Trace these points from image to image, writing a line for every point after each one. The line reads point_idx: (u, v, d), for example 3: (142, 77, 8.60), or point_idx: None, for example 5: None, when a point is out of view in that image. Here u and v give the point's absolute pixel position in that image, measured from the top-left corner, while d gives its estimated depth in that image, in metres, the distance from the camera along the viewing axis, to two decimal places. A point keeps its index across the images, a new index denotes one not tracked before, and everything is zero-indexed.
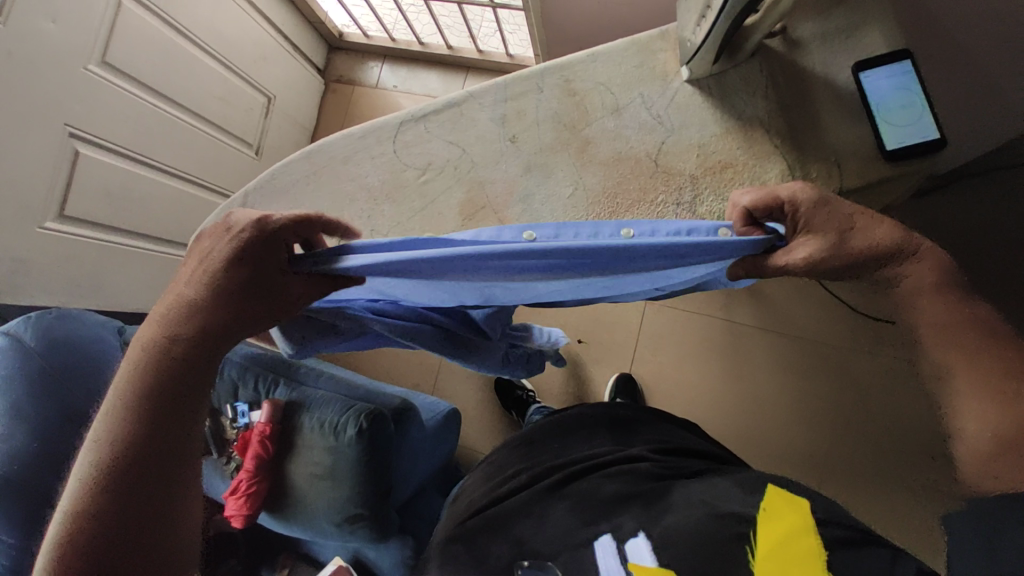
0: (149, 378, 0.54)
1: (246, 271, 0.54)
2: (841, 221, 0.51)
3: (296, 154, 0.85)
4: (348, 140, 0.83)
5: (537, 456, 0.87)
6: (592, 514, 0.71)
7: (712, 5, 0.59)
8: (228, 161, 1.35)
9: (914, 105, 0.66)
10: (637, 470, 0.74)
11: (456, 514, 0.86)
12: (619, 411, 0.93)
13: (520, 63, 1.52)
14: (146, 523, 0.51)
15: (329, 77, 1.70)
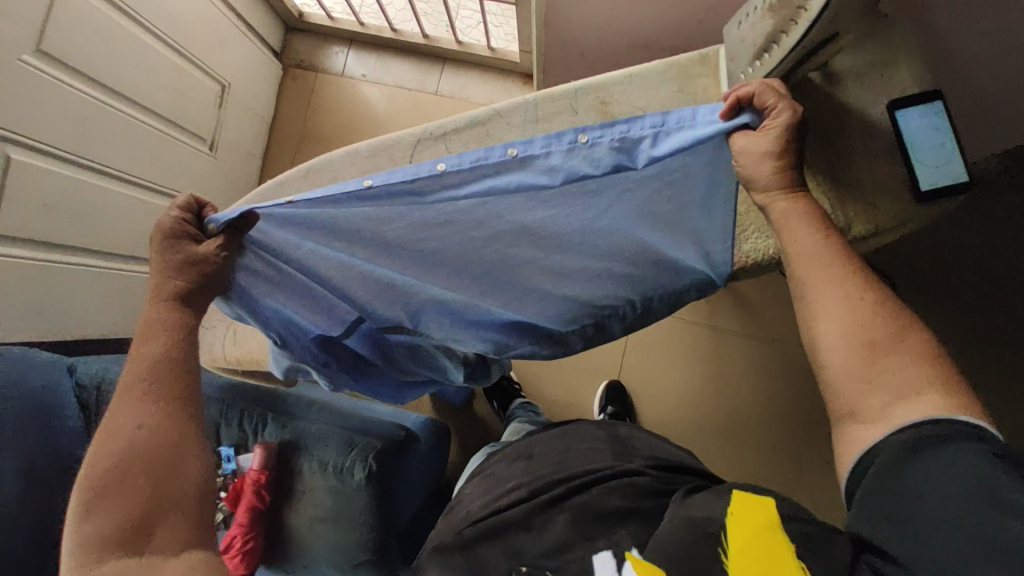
0: (162, 332, 0.57)
1: (175, 261, 0.56)
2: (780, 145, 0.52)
3: (293, 172, 0.75)
4: (355, 158, 0.74)
5: (538, 467, 0.82)
6: (590, 529, 0.68)
7: (781, 43, 0.57)
8: (177, 160, 1.19)
9: (942, 146, 0.65)
10: (640, 484, 0.71)
11: (452, 521, 0.81)
12: (617, 430, 0.91)
13: (502, 56, 1.44)
14: (148, 472, 0.53)
15: (289, 61, 1.53)
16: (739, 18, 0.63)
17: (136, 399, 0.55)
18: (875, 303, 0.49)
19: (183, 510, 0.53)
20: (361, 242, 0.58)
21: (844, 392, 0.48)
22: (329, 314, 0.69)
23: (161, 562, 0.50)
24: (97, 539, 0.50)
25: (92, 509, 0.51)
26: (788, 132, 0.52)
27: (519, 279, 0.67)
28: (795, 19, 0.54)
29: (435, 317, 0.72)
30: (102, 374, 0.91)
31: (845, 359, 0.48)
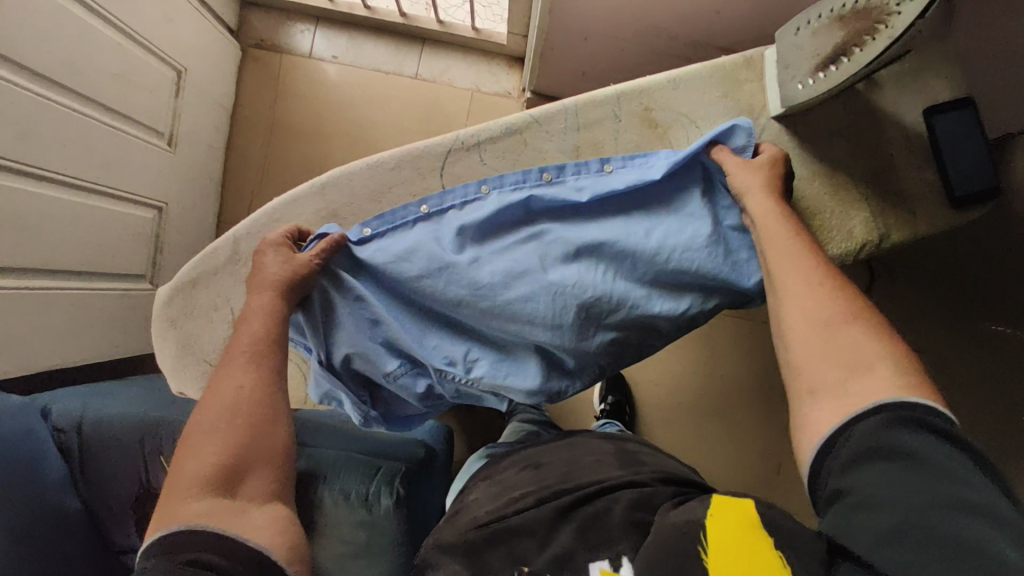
0: (260, 312, 0.63)
1: (285, 259, 0.66)
2: (776, 167, 0.64)
3: (316, 187, 0.71)
4: (387, 170, 0.70)
5: (543, 474, 0.74)
6: (597, 541, 0.61)
7: (852, 57, 0.56)
8: (137, 161, 1.05)
9: (972, 154, 0.65)
10: (651, 498, 0.64)
11: (454, 529, 0.70)
12: (625, 444, 0.80)
13: (488, 38, 1.34)
14: (249, 429, 0.58)
15: (247, 41, 1.38)
16: (797, 25, 0.62)
17: (242, 359, 0.61)
18: (830, 288, 0.55)
19: (266, 464, 0.58)
20: (422, 248, 0.66)
21: (800, 370, 0.54)
22: (375, 342, 0.68)
23: (247, 508, 0.54)
24: (189, 482, 0.54)
25: (192, 451, 0.56)
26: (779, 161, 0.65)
27: (563, 293, 0.63)
28: (872, 33, 0.53)
29: (479, 347, 0.68)
30: (82, 414, 0.81)
31: (800, 338, 0.54)
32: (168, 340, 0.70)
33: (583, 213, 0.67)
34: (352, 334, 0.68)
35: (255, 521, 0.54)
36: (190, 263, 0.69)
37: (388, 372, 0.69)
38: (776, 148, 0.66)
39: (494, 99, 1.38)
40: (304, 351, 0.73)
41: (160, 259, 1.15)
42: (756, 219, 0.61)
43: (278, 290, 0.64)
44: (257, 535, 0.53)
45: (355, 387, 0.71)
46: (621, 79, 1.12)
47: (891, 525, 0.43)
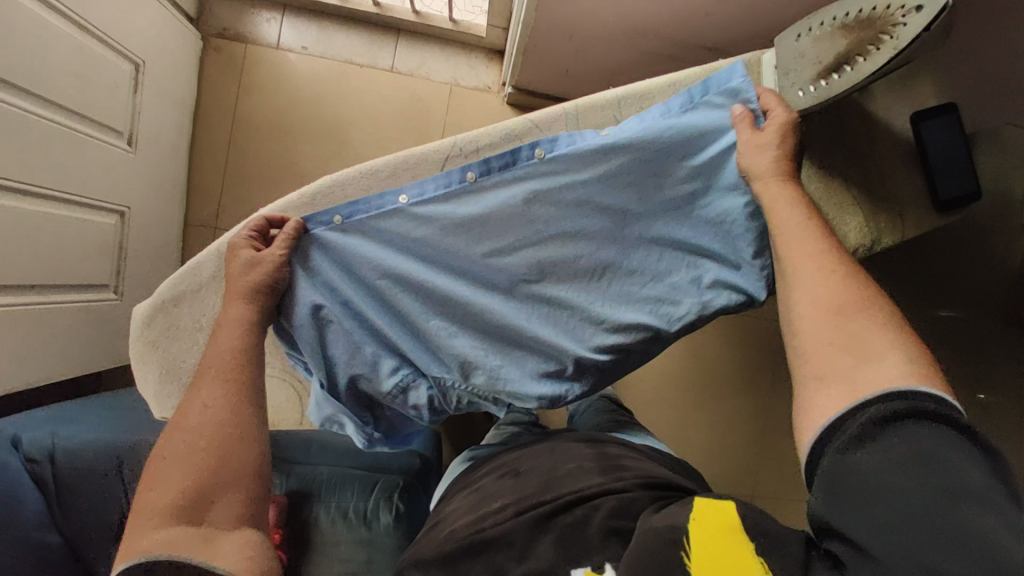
0: (237, 325, 0.61)
1: (248, 261, 0.62)
2: (787, 141, 0.59)
3: (311, 203, 0.66)
4: (371, 179, 0.65)
5: (523, 480, 0.71)
6: (575, 552, 0.60)
7: (854, 66, 0.56)
8: (94, 164, 0.98)
9: (958, 160, 0.68)
10: (632, 503, 0.61)
11: (434, 541, 0.68)
12: (606, 447, 0.77)
13: (466, 29, 1.31)
14: (219, 453, 0.56)
15: (208, 30, 1.30)
16: (797, 31, 0.61)
17: (219, 378, 0.59)
18: (842, 276, 0.53)
19: (241, 487, 0.56)
20: (411, 250, 0.65)
21: (810, 356, 0.51)
22: (370, 353, 0.67)
23: (216, 535, 0.52)
24: (156, 511, 0.52)
25: (159, 482, 0.54)
26: (791, 129, 0.59)
27: (560, 306, 0.67)
28: (877, 44, 0.54)
29: (475, 353, 0.67)
30: (53, 442, 0.75)
31: (812, 326, 0.52)
32: (151, 363, 0.65)
33: (578, 200, 0.64)
34: (349, 350, 0.67)
35: (225, 548, 0.52)
36: (169, 279, 0.64)
37: (393, 390, 0.68)
38: (791, 113, 0.59)
39: (473, 92, 1.35)
40: (303, 373, 0.70)
41: (125, 268, 1.08)
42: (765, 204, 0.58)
43: (245, 296, 0.61)
44: (225, 562, 0.51)
45: (359, 408, 0.71)
46: (606, 75, 1.10)
47: (890, 527, 0.40)
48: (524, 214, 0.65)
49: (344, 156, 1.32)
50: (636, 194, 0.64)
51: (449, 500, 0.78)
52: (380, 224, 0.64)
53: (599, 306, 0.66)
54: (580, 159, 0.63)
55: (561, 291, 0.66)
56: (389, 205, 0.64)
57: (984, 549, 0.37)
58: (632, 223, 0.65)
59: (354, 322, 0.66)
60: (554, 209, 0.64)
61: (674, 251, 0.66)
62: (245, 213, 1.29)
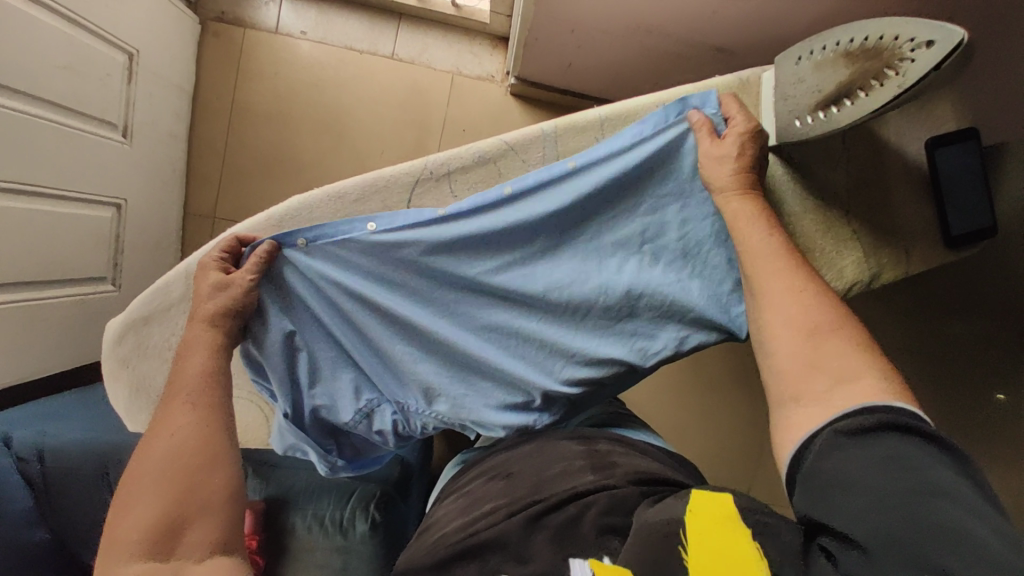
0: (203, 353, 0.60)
1: (218, 284, 0.61)
2: (745, 151, 0.57)
3: (279, 224, 0.65)
4: (342, 205, 0.65)
5: (513, 479, 0.67)
6: (573, 548, 0.55)
7: (857, 101, 0.51)
8: (87, 157, 0.98)
9: (971, 195, 0.63)
10: (624, 499, 0.58)
11: (423, 546, 0.64)
12: (597, 444, 0.70)
13: (470, 15, 1.25)
14: (194, 477, 0.54)
15: (207, 13, 1.27)
16: (798, 53, 0.56)
17: (188, 403, 0.58)
18: (808, 293, 0.52)
19: (212, 514, 0.54)
20: (378, 272, 0.64)
21: (790, 380, 0.49)
22: (333, 380, 0.69)
23: (185, 565, 0.51)
24: (130, 538, 0.51)
25: (126, 511, 0.52)
26: (751, 137, 0.58)
27: (529, 335, 0.65)
28: (881, 79, 0.49)
29: (438, 381, 0.67)
30: (41, 441, 0.80)
31: (782, 349, 0.50)
32: (120, 380, 0.67)
33: (547, 229, 0.63)
34: (321, 373, 0.69)
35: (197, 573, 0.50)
36: (140, 298, 0.64)
37: (354, 417, 0.70)
38: (751, 120, 0.58)
39: (476, 82, 1.29)
40: (268, 397, 0.72)
41: (122, 259, 1.10)
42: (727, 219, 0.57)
43: (208, 321, 0.61)
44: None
45: (319, 433, 0.72)
46: (609, 70, 1.04)
47: (879, 531, 0.40)
48: (492, 241, 0.63)
49: (342, 145, 1.29)
50: (608, 226, 0.63)
51: (439, 504, 0.74)
52: (348, 245, 0.63)
53: (566, 337, 0.65)
54: (551, 188, 0.61)
55: (530, 324, 0.65)
56: (357, 228, 0.63)
57: (977, 552, 0.37)
58: (606, 254, 0.63)
59: (322, 343, 0.67)
60: (524, 238, 0.63)
61: (656, 288, 0.62)
62: (243, 203, 1.28)
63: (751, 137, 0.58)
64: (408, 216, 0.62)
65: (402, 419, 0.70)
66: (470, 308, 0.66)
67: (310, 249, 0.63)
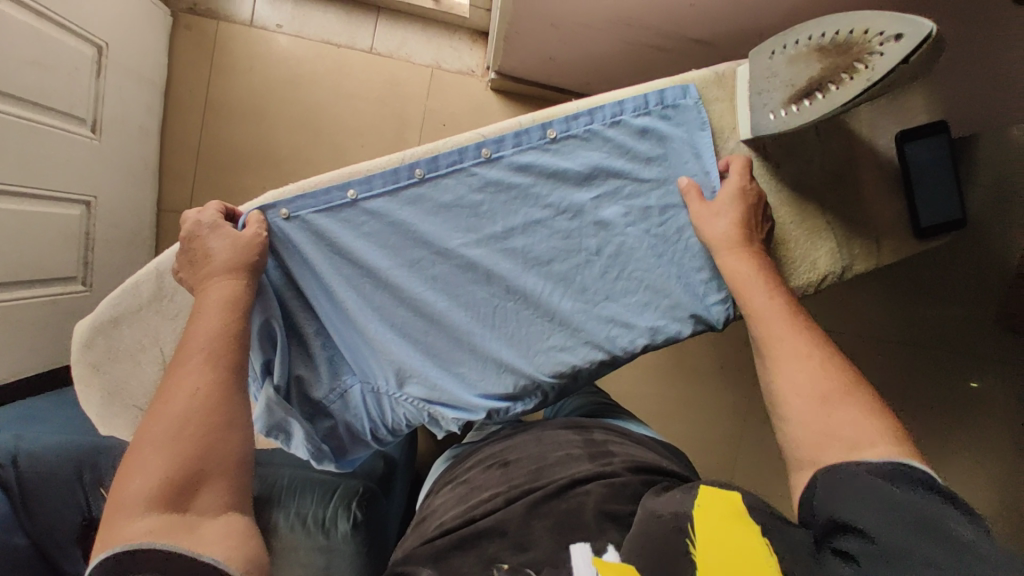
0: (230, 307, 0.56)
1: (239, 239, 0.58)
2: (743, 208, 0.60)
3: (264, 194, 0.63)
4: (323, 180, 0.62)
5: (512, 471, 0.68)
6: (572, 535, 0.55)
7: (824, 95, 0.52)
8: (56, 155, 0.96)
9: (940, 187, 0.64)
10: (624, 487, 0.59)
11: (420, 535, 0.64)
12: (592, 432, 0.73)
13: (449, 10, 1.24)
14: (212, 439, 0.51)
15: (178, 6, 1.23)
16: (772, 47, 0.57)
17: (202, 357, 0.54)
18: (811, 350, 0.54)
19: (223, 472, 0.51)
20: (353, 250, 0.63)
21: (805, 446, 0.51)
22: (311, 360, 0.67)
23: (201, 521, 0.48)
24: (132, 497, 0.47)
25: (126, 476, 0.49)
26: (746, 192, 0.61)
27: (505, 315, 0.66)
28: (851, 73, 0.50)
29: (412, 366, 0.66)
30: (16, 445, 0.79)
31: (797, 414, 0.52)
32: (92, 385, 0.65)
33: (523, 205, 0.64)
34: (305, 354, 0.67)
35: (211, 534, 0.48)
36: (109, 299, 0.63)
37: (330, 395, 0.69)
38: (743, 179, 0.61)
39: (457, 76, 1.29)
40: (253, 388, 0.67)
41: (94, 257, 1.07)
42: (735, 282, 0.59)
43: (237, 275, 0.57)
44: (213, 549, 0.47)
45: (309, 410, 0.69)
46: (590, 65, 1.04)
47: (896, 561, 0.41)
48: (470, 218, 0.64)
49: (321, 138, 1.27)
50: (584, 204, 0.64)
51: (435, 494, 0.74)
52: (327, 218, 0.62)
53: (541, 317, 0.66)
54: (530, 166, 0.63)
55: (507, 302, 0.65)
56: (335, 202, 0.62)
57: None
58: (581, 234, 0.64)
59: (307, 319, 0.66)
60: (501, 215, 0.64)
61: (634, 275, 0.64)
62: (219, 198, 1.26)
63: (745, 196, 0.61)
64: (385, 192, 0.62)
65: (380, 400, 0.69)
66: (447, 287, 0.65)
67: (288, 224, 0.62)
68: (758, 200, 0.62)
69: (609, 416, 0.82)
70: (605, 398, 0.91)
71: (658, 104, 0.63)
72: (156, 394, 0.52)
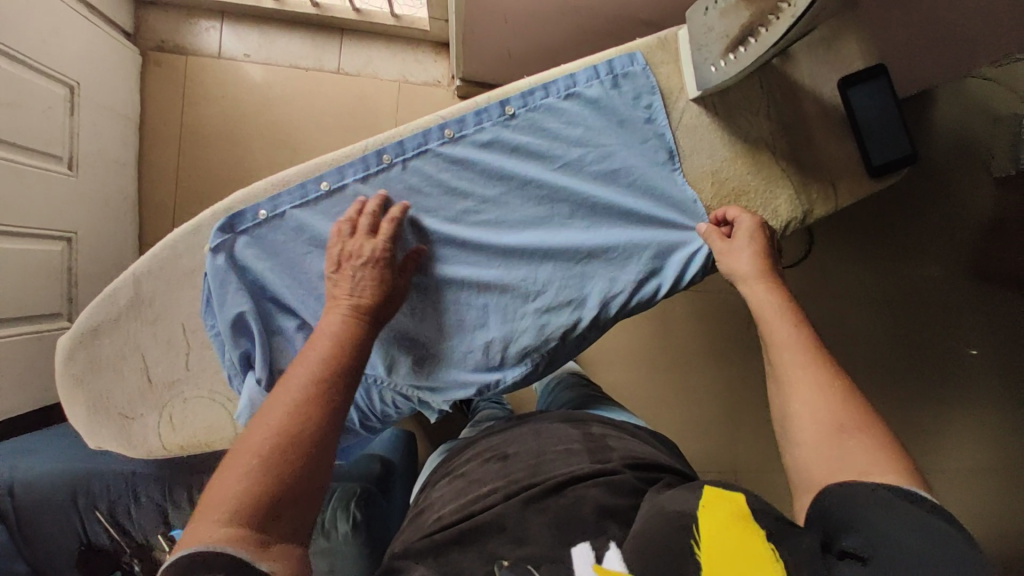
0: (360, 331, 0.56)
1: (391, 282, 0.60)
2: (757, 243, 0.63)
3: (238, 194, 0.64)
4: (294, 175, 0.64)
5: (509, 466, 0.66)
6: (573, 535, 0.55)
7: (757, 39, 0.55)
8: (34, 193, 0.98)
9: (887, 127, 0.66)
10: (621, 485, 0.59)
11: (417, 530, 0.63)
12: (590, 427, 0.72)
13: (408, 25, 1.29)
14: (297, 459, 0.46)
15: (146, 44, 1.27)
16: (705, 4, 0.60)
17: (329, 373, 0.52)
18: (830, 384, 0.54)
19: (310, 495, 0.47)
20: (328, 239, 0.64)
21: (814, 473, 0.50)
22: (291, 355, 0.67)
23: (273, 538, 0.43)
24: (219, 495, 0.44)
25: (222, 469, 0.46)
26: (761, 231, 0.64)
27: (485, 289, 0.67)
28: (776, 13, 0.52)
29: (397, 348, 0.67)
30: (12, 475, 0.78)
31: (807, 440, 0.51)
32: (78, 398, 0.67)
33: (491, 179, 0.66)
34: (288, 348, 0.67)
35: (276, 551, 0.43)
36: (87, 311, 0.65)
37: None
38: (754, 219, 0.64)
39: (422, 88, 1.32)
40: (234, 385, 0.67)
41: (77, 292, 1.08)
42: (762, 313, 0.60)
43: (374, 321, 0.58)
44: (274, 563, 0.42)
45: None
46: (547, 59, 1.08)
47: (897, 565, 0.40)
48: (441, 196, 0.65)
49: (296, 159, 1.30)
50: (551, 173, 0.66)
51: (433, 487, 0.72)
52: (300, 210, 0.63)
53: (520, 286, 0.67)
54: (495, 139, 0.65)
55: (486, 275, 0.67)
56: (308, 194, 0.63)
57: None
58: (551, 203, 0.67)
59: (285, 316, 0.66)
60: (472, 189, 0.66)
61: (604, 238, 0.67)
62: None
63: (757, 232, 0.64)
64: (354, 180, 0.63)
65: (369, 389, 0.69)
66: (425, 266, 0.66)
67: (263, 221, 0.63)
68: (772, 240, 0.64)
69: (593, 409, 0.83)
70: (597, 390, 0.92)
71: (609, 74, 0.66)
72: (267, 399, 0.50)
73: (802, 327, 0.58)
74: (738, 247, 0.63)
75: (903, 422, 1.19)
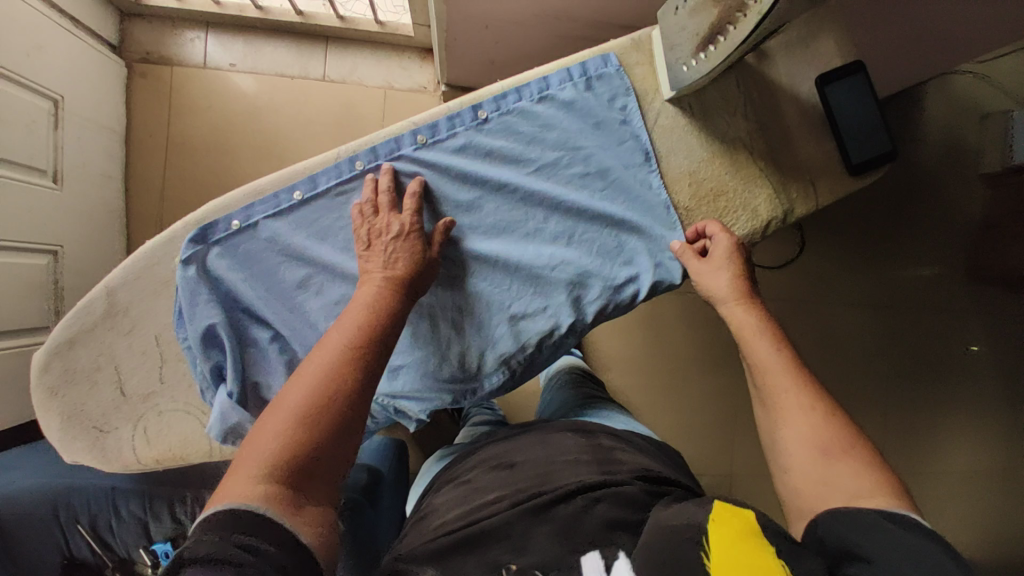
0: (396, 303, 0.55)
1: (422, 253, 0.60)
2: (736, 264, 0.63)
3: (211, 205, 0.64)
4: (267, 185, 0.63)
5: (517, 475, 0.64)
6: (582, 543, 0.53)
7: (727, 37, 0.53)
8: (18, 206, 0.97)
9: (864, 125, 0.66)
10: (623, 492, 0.56)
11: (420, 535, 0.61)
12: (600, 438, 0.69)
13: (392, 32, 1.28)
14: (327, 421, 0.45)
15: (131, 56, 1.27)
16: (675, 3, 0.59)
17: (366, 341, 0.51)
18: (815, 403, 0.53)
19: (343, 462, 0.45)
20: (301, 249, 0.64)
21: (804, 495, 0.49)
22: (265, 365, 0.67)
23: (308, 500, 0.42)
24: (253, 452, 0.42)
25: (259, 425, 0.45)
26: (738, 250, 0.64)
27: (465, 296, 0.67)
28: (742, 11, 0.50)
29: None
30: None
31: (795, 464, 0.50)
32: (52, 410, 0.66)
33: (467, 184, 0.65)
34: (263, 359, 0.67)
35: (309, 513, 0.41)
36: (62, 322, 0.64)
37: None
38: (731, 239, 0.64)
39: (408, 94, 1.32)
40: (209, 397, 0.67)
41: (64, 304, 1.08)
42: (741, 333, 0.60)
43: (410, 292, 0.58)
44: (306, 525, 0.40)
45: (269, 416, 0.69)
46: (529, 62, 1.07)
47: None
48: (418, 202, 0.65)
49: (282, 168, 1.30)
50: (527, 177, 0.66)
51: (435, 493, 0.69)
52: (273, 220, 0.63)
53: (500, 291, 0.67)
54: (470, 144, 0.65)
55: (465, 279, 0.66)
56: (281, 204, 0.63)
57: None
58: (529, 207, 0.66)
59: (258, 327, 0.66)
60: (450, 195, 0.65)
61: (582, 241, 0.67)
62: None
63: (736, 252, 0.64)
64: (328, 188, 0.63)
65: None
66: None
67: (235, 232, 0.62)
68: (750, 261, 0.64)
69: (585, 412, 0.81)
70: (596, 389, 0.91)
71: (582, 76, 0.65)
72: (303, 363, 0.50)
73: (784, 352, 0.57)
74: (719, 267, 0.63)
75: (899, 421, 1.18)
